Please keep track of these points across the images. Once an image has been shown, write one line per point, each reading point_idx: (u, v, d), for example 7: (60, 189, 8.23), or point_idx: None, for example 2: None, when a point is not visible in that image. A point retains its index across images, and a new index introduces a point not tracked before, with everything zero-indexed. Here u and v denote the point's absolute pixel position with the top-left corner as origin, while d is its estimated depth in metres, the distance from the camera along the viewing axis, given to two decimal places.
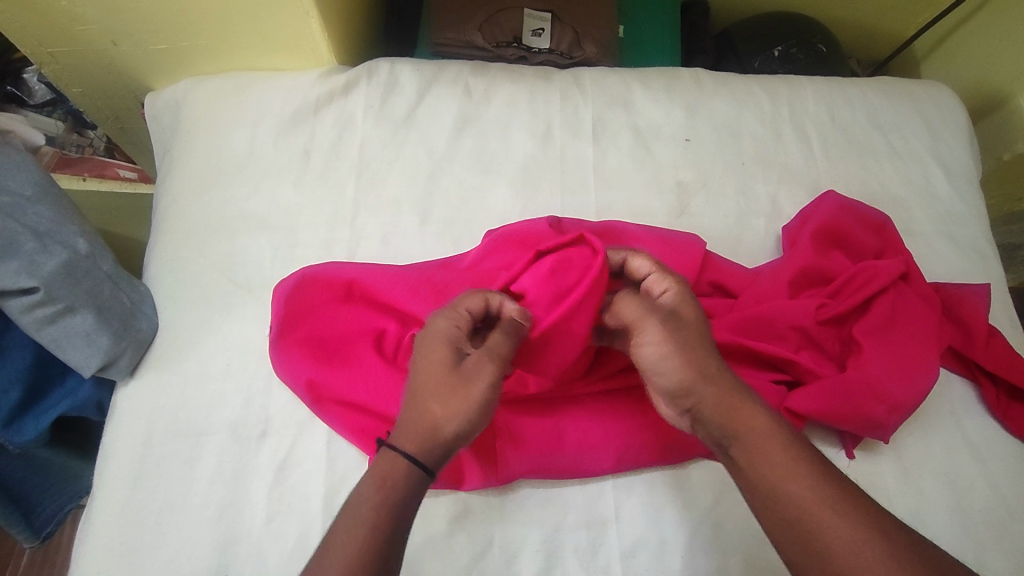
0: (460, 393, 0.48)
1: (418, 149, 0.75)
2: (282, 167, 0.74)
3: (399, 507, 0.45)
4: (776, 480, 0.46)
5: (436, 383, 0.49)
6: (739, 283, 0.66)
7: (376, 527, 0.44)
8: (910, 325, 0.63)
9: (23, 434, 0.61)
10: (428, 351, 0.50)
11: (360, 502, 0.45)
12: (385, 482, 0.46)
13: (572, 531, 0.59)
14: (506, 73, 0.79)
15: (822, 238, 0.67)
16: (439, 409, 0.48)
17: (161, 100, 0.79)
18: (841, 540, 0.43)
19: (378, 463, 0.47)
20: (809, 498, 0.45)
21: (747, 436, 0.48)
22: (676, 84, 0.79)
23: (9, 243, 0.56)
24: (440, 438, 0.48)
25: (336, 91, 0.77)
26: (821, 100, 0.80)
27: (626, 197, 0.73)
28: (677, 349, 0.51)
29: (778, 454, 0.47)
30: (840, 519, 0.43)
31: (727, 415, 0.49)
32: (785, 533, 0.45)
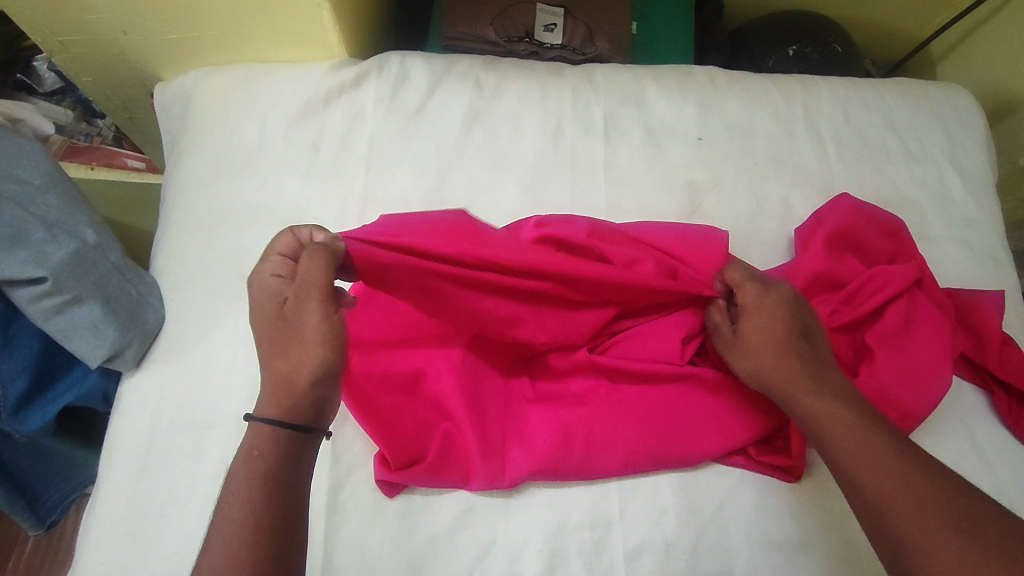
0: (297, 342, 0.48)
1: (428, 144, 0.74)
2: (291, 159, 0.74)
3: (270, 479, 0.45)
4: (839, 437, 0.50)
5: (275, 344, 0.49)
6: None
7: (249, 498, 0.44)
8: (925, 333, 0.62)
9: (29, 423, 0.61)
10: (259, 315, 0.50)
11: (235, 476, 0.45)
12: (255, 454, 0.46)
13: (576, 531, 0.58)
14: (517, 68, 0.78)
15: (835, 241, 0.66)
16: (286, 368, 0.48)
17: (171, 90, 0.79)
18: (879, 488, 0.47)
19: (248, 436, 0.47)
20: (883, 472, 0.47)
21: (823, 414, 0.52)
22: (689, 83, 0.78)
23: (17, 232, 0.56)
24: (295, 386, 0.48)
25: (347, 84, 0.76)
26: (837, 101, 0.79)
27: (637, 197, 0.73)
28: (757, 333, 0.57)
29: (853, 434, 0.50)
30: (907, 492, 0.46)
31: (807, 395, 0.53)
32: (857, 503, 0.48)
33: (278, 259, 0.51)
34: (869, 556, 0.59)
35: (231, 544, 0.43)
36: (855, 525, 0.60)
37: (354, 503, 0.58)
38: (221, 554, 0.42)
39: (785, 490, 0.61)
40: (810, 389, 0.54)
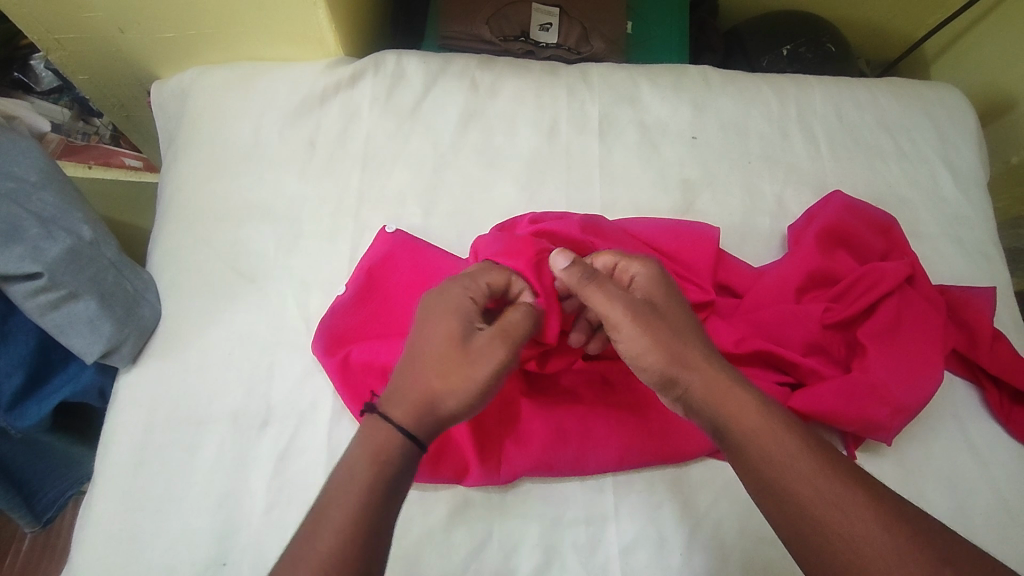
0: (463, 372, 0.50)
1: (424, 142, 0.75)
2: (288, 157, 0.74)
3: (380, 487, 0.46)
4: (765, 446, 0.47)
5: (440, 359, 0.51)
6: (743, 283, 0.66)
7: (357, 501, 0.45)
8: (919, 330, 0.62)
9: (25, 418, 0.61)
10: (441, 324, 0.53)
11: (348, 475, 0.47)
12: (381, 456, 0.48)
13: (571, 526, 0.59)
14: (513, 67, 0.79)
15: (827, 238, 0.67)
16: (441, 388, 0.50)
17: (167, 88, 0.79)
18: (811, 499, 0.44)
19: (368, 430, 0.49)
20: (815, 492, 0.44)
21: (745, 422, 0.48)
22: (684, 82, 0.79)
23: (13, 227, 0.56)
24: (434, 411, 0.50)
25: (343, 82, 0.76)
26: (830, 99, 0.79)
27: (631, 194, 0.73)
28: (644, 323, 0.53)
29: (775, 439, 0.47)
30: (844, 514, 0.43)
31: (729, 402, 0.49)
32: (791, 531, 0.44)
33: (467, 294, 0.55)
34: None
35: (334, 543, 0.43)
36: None
37: None
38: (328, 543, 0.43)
39: None
40: (730, 386, 0.50)
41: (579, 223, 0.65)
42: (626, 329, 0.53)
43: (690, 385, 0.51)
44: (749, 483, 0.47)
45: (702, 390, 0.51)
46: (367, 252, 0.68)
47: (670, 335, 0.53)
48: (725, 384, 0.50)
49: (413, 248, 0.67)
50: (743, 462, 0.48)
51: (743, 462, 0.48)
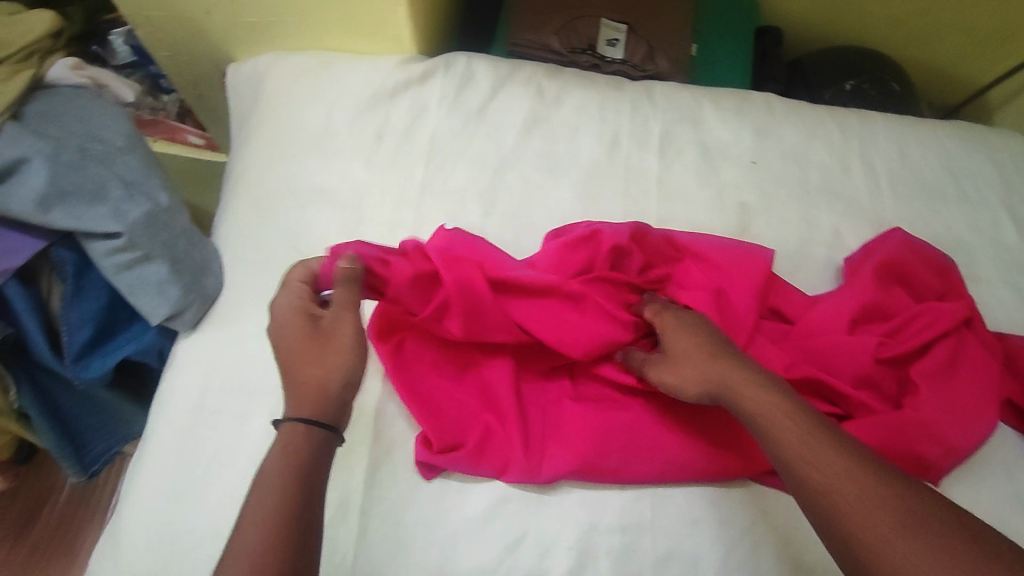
0: (333, 352, 0.53)
1: (487, 143, 0.77)
2: (355, 146, 0.76)
3: (294, 477, 0.47)
4: (802, 453, 0.48)
5: (304, 351, 0.53)
6: (795, 308, 0.66)
7: (283, 497, 0.45)
8: (974, 373, 0.61)
9: (89, 370, 0.64)
10: (288, 327, 0.54)
11: (266, 476, 0.46)
12: (289, 448, 0.48)
13: (607, 532, 0.59)
14: (579, 78, 0.81)
15: (884, 273, 0.67)
16: (320, 374, 0.52)
17: (243, 71, 0.83)
18: (855, 505, 0.44)
19: (279, 436, 0.49)
20: (833, 466, 0.46)
21: (783, 429, 0.49)
22: (747, 106, 0.80)
23: (99, 190, 0.61)
24: (332, 398, 0.51)
25: (414, 79, 0.79)
26: (894, 137, 0.79)
27: (688, 212, 0.74)
28: (676, 377, 0.57)
29: (811, 441, 0.48)
30: (862, 486, 0.45)
31: (747, 393, 0.52)
32: (811, 504, 0.46)
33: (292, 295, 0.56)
34: None
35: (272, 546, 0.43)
36: None
37: (393, 480, 0.60)
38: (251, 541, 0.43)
39: None
40: (747, 386, 0.53)
41: (629, 233, 0.66)
42: (659, 378, 0.58)
43: (721, 386, 0.54)
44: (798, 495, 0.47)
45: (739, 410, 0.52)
46: (426, 243, 0.68)
47: (701, 368, 0.55)
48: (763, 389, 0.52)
49: (466, 243, 0.65)
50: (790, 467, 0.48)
51: (774, 451, 0.49)
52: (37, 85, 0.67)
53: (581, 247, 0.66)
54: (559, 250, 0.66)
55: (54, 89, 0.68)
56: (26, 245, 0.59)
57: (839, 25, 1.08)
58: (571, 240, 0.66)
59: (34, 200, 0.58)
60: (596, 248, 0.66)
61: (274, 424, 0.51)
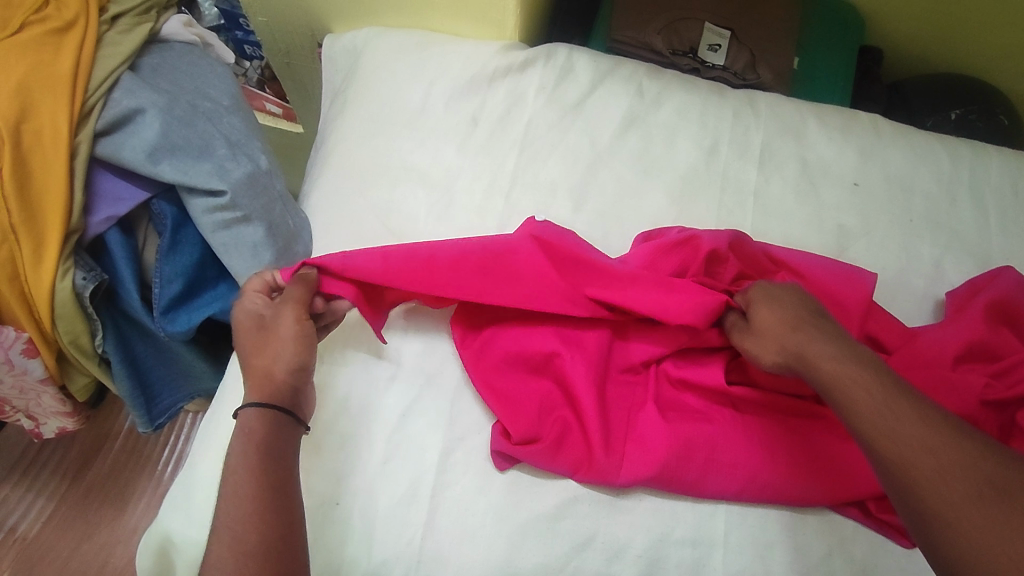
0: (272, 344, 0.55)
1: (582, 138, 0.75)
2: (449, 127, 0.76)
3: (261, 468, 0.48)
4: (874, 418, 0.47)
5: (251, 343, 0.55)
6: (893, 337, 0.63)
7: (252, 486, 0.47)
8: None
9: (175, 324, 0.64)
10: (238, 326, 0.56)
11: (232, 467, 0.48)
12: (245, 434, 0.50)
13: (678, 545, 0.57)
14: (680, 81, 0.79)
15: (991, 313, 0.63)
16: (263, 363, 0.54)
17: (342, 43, 0.84)
18: (926, 471, 0.43)
19: (239, 427, 0.51)
20: (913, 440, 0.45)
21: (856, 395, 0.49)
22: (853, 125, 0.77)
23: (205, 147, 0.62)
24: (281, 383, 0.53)
25: (514, 66, 0.78)
26: (1007, 172, 0.75)
27: (784, 228, 0.72)
28: (759, 345, 0.57)
29: (885, 407, 0.47)
30: (941, 460, 0.43)
31: (827, 366, 0.52)
32: (884, 475, 0.46)
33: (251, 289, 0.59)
34: None
35: (240, 534, 0.45)
36: None
37: (465, 467, 0.59)
38: (224, 545, 0.45)
39: (897, 555, 0.59)
40: (829, 361, 0.52)
41: (727, 241, 0.64)
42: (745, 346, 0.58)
43: (803, 361, 0.53)
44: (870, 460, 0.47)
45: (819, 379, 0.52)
46: (513, 232, 0.67)
47: (781, 336, 0.56)
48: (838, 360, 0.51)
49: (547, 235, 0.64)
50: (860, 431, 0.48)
51: (848, 416, 0.49)
52: (152, 39, 0.68)
53: (676, 249, 0.65)
54: (653, 252, 0.65)
55: (168, 45, 0.68)
56: (131, 195, 0.61)
57: (944, 52, 1.04)
58: (666, 241, 0.65)
59: (145, 151, 0.59)
60: (692, 251, 0.65)
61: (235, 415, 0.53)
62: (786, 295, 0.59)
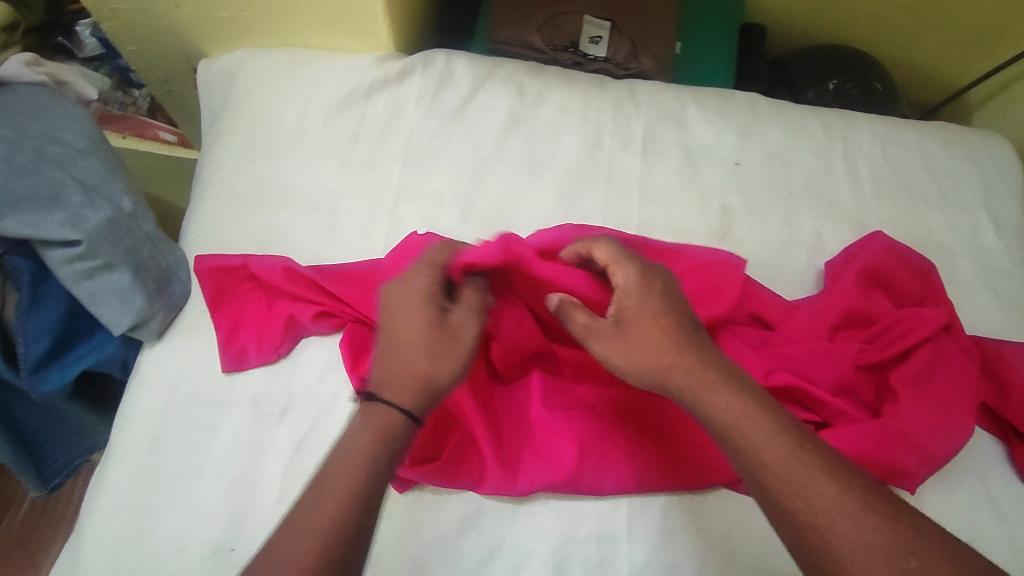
0: (446, 347, 0.52)
1: (465, 144, 0.75)
2: (328, 146, 0.74)
3: (376, 467, 0.47)
4: (766, 456, 0.47)
5: (418, 338, 0.52)
6: (773, 308, 0.65)
7: (357, 486, 0.46)
8: (944, 378, 0.61)
9: (46, 383, 0.61)
10: (415, 318, 0.53)
11: (348, 454, 0.48)
12: (377, 434, 0.49)
13: (583, 544, 0.58)
14: (561, 77, 0.79)
15: (863, 280, 0.66)
16: (425, 366, 0.51)
17: (215, 67, 0.81)
18: (818, 514, 0.44)
19: (369, 418, 0.49)
20: (805, 481, 0.45)
21: (748, 430, 0.48)
22: (730, 107, 0.79)
23: (55, 194, 0.58)
24: (431, 390, 0.51)
25: (391, 77, 0.77)
26: (876, 137, 0.78)
27: (669, 215, 0.73)
28: (629, 355, 0.53)
29: (777, 445, 0.47)
30: (829, 500, 0.44)
31: (724, 398, 0.49)
32: (795, 532, 0.45)
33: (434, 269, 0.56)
34: None
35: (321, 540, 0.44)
36: None
37: None
38: (313, 540, 0.44)
39: None
40: (709, 375, 0.50)
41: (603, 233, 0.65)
42: (608, 354, 0.54)
43: (683, 383, 0.51)
44: (763, 498, 0.47)
45: (706, 405, 0.50)
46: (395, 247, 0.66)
47: (653, 349, 0.52)
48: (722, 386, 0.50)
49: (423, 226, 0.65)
50: (753, 468, 0.47)
51: (740, 452, 0.48)
52: None
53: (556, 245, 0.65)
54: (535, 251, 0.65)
55: (11, 87, 0.65)
56: None
57: (822, 23, 1.07)
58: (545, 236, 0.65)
59: None
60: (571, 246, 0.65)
61: (363, 399, 0.51)
62: (658, 276, 0.56)
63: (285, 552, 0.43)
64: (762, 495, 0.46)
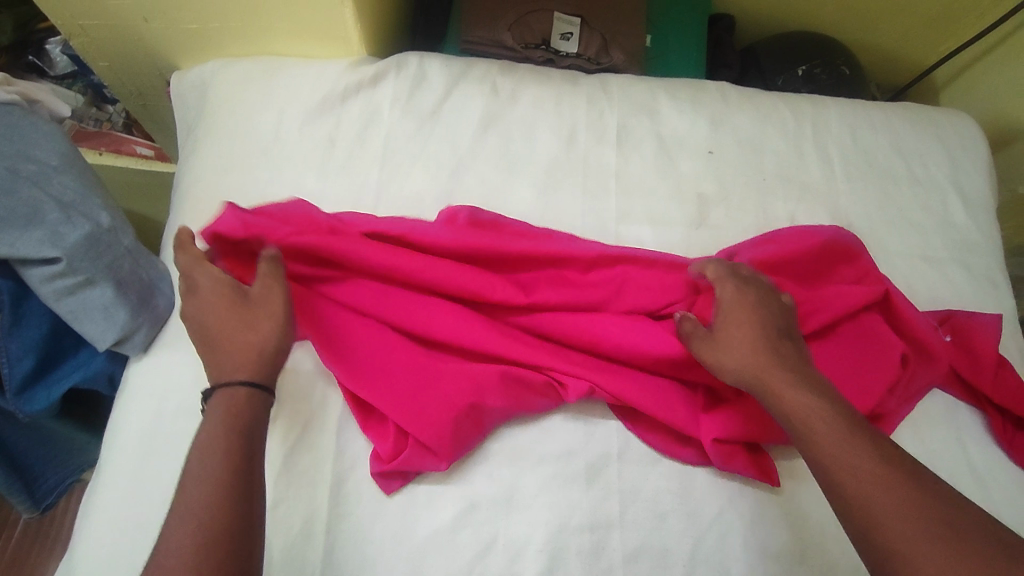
0: (261, 320, 0.53)
1: (442, 146, 0.75)
2: (305, 153, 0.74)
3: (239, 445, 0.46)
4: (823, 435, 0.50)
5: (225, 320, 0.53)
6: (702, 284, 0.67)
7: (224, 469, 0.45)
8: (874, 346, 0.64)
9: (34, 403, 0.61)
10: (217, 300, 0.54)
11: (203, 442, 0.46)
12: (232, 412, 0.48)
13: (576, 532, 0.58)
14: (534, 75, 0.80)
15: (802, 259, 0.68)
16: (252, 339, 0.52)
17: (189, 79, 0.81)
18: (868, 489, 0.46)
19: (217, 403, 0.49)
20: (857, 459, 0.47)
21: (809, 413, 0.51)
22: (701, 96, 0.80)
23: (33, 212, 0.58)
24: (267, 360, 0.52)
25: (365, 81, 0.77)
26: (844, 120, 0.80)
27: (646, 206, 0.74)
28: (726, 357, 0.57)
29: (831, 427, 0.50)
30: (879, 479, 0.46)
31: (790, 393, 0.53)
32: (846, 506, 0.47)
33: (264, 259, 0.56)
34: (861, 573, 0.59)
35: (211, 520, 0.42)
36: None
37: (358, 495, 0.58)
38: (189, 531, 0.42)
39: (784, 502, 0.62)
40: (784, 373, 0.54)
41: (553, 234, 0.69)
42: (708, 355, 0.58)
43: (761, 381, 0.55)
44: (819, 474, 0.49)
45: (784, 395, 0.53)
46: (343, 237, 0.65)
47: (743, 349, 0.57)
48: (793, 379, 0.54)
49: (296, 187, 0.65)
50: (811, 446, 0.50)
51: (800, 433, 0.51)
52: None
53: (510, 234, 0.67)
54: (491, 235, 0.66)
55: None
56: None
57: (789, 11, 1.08)
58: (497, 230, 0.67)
59: None
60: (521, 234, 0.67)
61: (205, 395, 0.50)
62: (753, 289, 0.61)
63: (175, 554, 0.41)
64: (818, 470, 0.49)
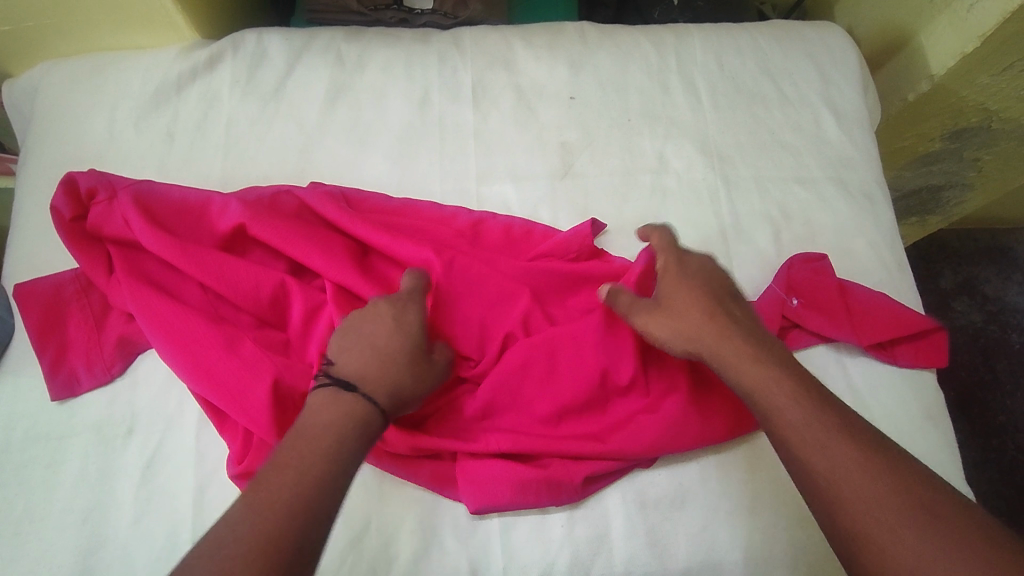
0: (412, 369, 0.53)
1: (288, 125, 0.71)
2: (143, 152, 0.70)
3: (339, 457, 0.45)
4: (792, 419, 0.46)
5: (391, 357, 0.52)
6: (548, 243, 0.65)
7: (314, 476, 0.43)
8: None
9: None
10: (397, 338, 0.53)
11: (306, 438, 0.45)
12: (349, 424, 0.47)
13: (451, 507, 0.57)
14: (380, 38, 0.75)
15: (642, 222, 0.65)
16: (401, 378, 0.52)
17: (18, 88, 0.75)
18: (838, 475, 0.43)
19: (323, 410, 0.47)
20: (835, 450, 0.44)
21: (770, 391, 0.48)
22: (558, 40, 0.76)
23: None
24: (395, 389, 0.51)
25: (199, 67, 0.72)
26: (709, 46, 0.76)
27: (508, 162, 0.71)
28: (673, 330, 0.54)
29: (799, 408, 0.47)
30: (855, 466, 0.43)
31: (749, 371, 0.50)
32: (813, 490, 0.44)
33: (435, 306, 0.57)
34: (745, 509, 0.58)
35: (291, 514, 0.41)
36: (734, 476, 0.60)
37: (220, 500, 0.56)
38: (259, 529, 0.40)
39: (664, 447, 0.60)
40: (735, 343, 0.52)
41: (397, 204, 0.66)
42: (653, 327, 0.55)
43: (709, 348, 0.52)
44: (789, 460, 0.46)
45: (738, 361, 0.51)
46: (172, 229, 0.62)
47: (688, 320, 0.54)
48: (751, 351, 0.51)
49: (106, 181, 0.64)
50: (775, 428, 0.47)
51: (767, 416, 0.48)
52: None
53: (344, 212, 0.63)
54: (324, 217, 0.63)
55: None
56: None
57: None
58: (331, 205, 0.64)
59: None
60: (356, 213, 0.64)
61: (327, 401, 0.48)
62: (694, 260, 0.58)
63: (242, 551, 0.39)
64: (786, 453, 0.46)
